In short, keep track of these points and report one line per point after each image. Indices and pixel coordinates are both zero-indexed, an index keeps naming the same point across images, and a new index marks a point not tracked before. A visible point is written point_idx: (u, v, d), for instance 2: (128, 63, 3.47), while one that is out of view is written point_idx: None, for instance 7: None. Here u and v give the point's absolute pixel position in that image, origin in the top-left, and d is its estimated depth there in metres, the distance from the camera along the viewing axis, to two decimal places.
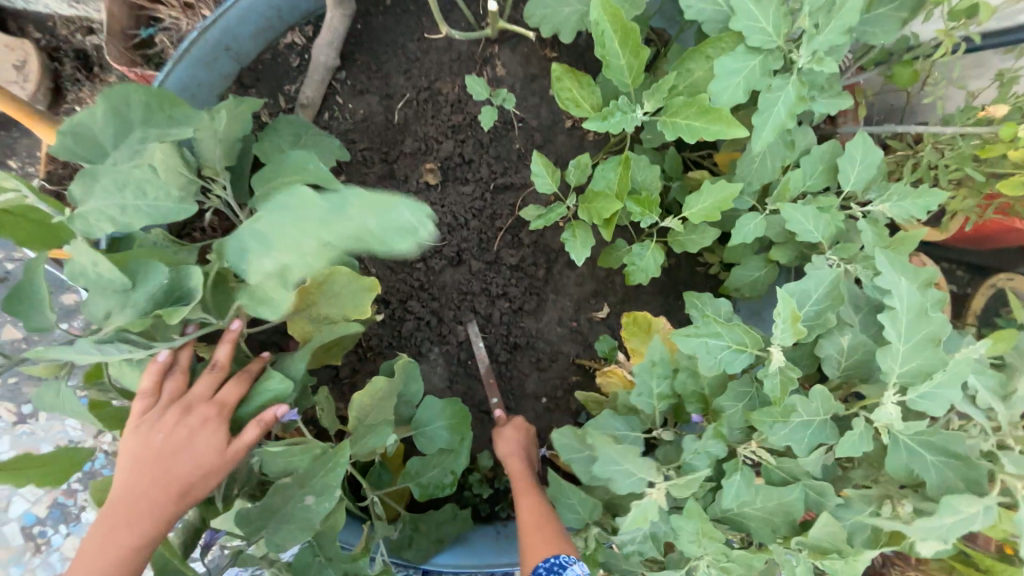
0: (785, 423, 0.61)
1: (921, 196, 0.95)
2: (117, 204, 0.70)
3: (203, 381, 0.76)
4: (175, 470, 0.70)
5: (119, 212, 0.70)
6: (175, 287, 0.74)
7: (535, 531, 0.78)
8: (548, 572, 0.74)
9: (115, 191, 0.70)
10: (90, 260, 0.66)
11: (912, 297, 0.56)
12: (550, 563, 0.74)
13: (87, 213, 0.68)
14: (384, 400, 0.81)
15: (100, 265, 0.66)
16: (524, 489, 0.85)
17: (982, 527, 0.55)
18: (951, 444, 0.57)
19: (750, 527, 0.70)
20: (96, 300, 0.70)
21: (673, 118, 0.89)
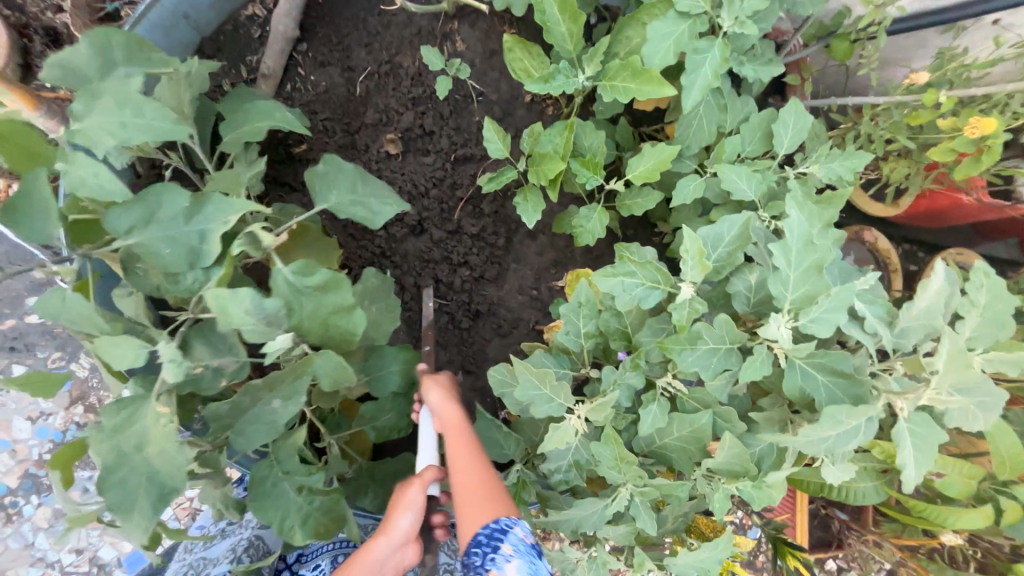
0: (692, 348, 0.66)
1: (849, 158, 1.01)
2: (120, 122, 0.59)
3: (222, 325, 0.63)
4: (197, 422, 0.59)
5: (118, 128, 0.59)
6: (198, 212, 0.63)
7: (473, 497, 0.71)
8: (487, 537, 0.69)
9: (115, 109, 0.59)
10: (91, 169, 0.57)
11: (800, 227, 0.61)
12: (489, 528, 0.69)
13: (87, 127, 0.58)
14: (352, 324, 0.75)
15: (105, 180, 0.58)
16: (463, 445, 0.75)
17: (862, 441, 0.62)
18: (837, 363, 0.63)
19: (671, 457, 0.76)
20: (122, 220, 0.61)
21: (612, 81, 0.94)
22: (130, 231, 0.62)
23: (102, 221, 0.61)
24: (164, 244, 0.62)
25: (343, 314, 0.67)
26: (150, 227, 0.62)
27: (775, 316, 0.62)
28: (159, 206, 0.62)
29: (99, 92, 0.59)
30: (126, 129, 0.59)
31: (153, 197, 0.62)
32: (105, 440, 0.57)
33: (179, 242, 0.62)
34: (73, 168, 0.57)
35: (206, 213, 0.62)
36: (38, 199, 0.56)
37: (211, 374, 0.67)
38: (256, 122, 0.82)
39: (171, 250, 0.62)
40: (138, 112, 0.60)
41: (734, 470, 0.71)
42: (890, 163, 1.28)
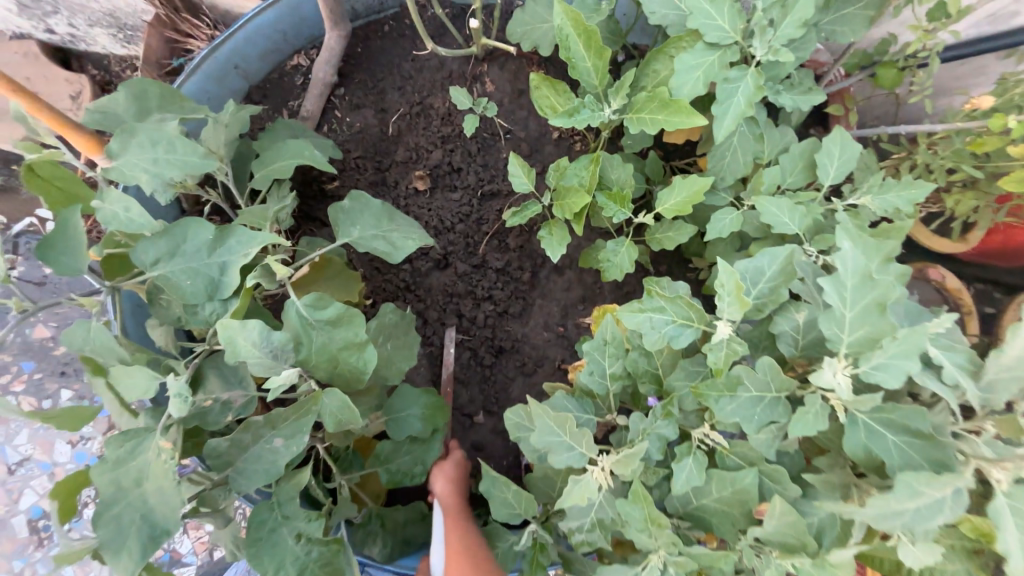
0: (730, 397, 0.58)
1: (907, 189, 0.92)
2: (153, 159, 0.63)
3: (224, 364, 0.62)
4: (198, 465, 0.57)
5: (151, 165, 0.63)
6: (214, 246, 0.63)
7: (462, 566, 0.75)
8: None
9: (149, 147, 0.63)
10: (123, 204, 0.59)
11: (853, 260, 0.54)
12: None
13: (123, 165, 0.62)
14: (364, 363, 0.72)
15: (135, 216, 0.59)
16: (454, 526, 0.80)
17: (950, 517, 0.50)
18: (912, 421, 0.53)
19: (712, 523, 0.66)
20: (148, 252, 0.62)
21: (638, 114, 0.91)
22: (155, 264, 0.62)
23: (129, 254, 0.61)
24: (186, 277, 0.62)
25: (353, 350, 0.65)
26: (174, 260, 0.62)
27: (830, 360, 0.55)
28: (184, 239, 0.62)
29: (136, 132, 0.63)
30: (158, 165, 0.63)
31: (179, 230, 0.62)
32: (106, 472, 0.55)
33: (200, 275, 0.62)
34: (106, 203, 0.59)
35: (228, 245, 0.62)
36: (72, 234, 0.58)
37: (220, 408, 0.65)
38: (288, 158, 0.85)
39: (192, 282, 0.62)
40: (171, 149, 0.63)
41: (789, 544, 0.60)
42: (953, 194, 1.16)
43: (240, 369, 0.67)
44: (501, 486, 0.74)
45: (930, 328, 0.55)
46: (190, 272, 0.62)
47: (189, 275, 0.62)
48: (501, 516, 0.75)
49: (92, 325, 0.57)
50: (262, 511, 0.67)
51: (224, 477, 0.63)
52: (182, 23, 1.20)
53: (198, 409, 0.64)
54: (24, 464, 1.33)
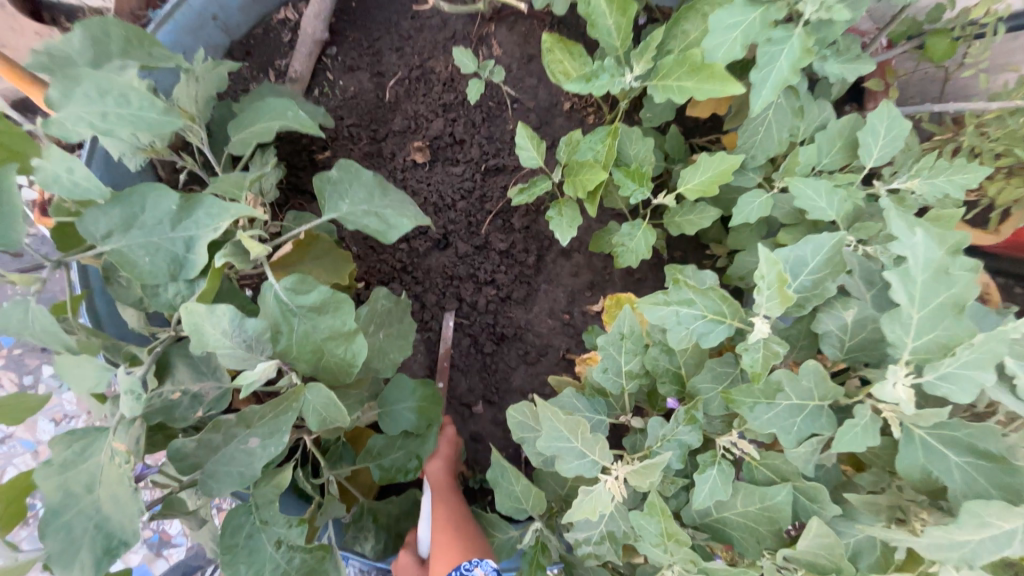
0: (767, 404, 0.51)
1: (958, 173, 0.82)
2: (98, 112, 0.52)
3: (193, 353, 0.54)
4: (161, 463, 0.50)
5: (97, 119, 0.52)
6: (179, 218, 0.54)
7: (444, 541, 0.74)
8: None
9: (97, 97, 0.53)
10: (64, 164, 0.50)
11: (927, 254, 0.46)
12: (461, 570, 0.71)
13: (64, 118, 0.52)
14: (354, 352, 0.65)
15: (77, 179, 0.50)
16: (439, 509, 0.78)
17: (1020, 551, 0.44)
18: (979, 440, 0.46)
19: (734, 538, 0.60)
20: (98, 224, 0.52)
21: (664, 81, 0.81)
22: (107, 237, 0.53)
23: (76, 224, 0.52)
24: (143, 253, 0.53)
25: (340, 341, 0.56)
26: (130, 234, 0.53)
27: (891, 367, 0.47)
28: (141, 209, 0.53)
29: (79, 79, 0.52)
30: (105, 120, 0.52)
31: (136, 198, 0.53)
32: (53, 476, 0.48)
33: (161, 251, 0.53)
34: (45, 162, 0.50)
35: (194, 218, 0.54)
36: (5, 198, 0.49)
37: (188, 402, 0.57)
38: (268, 121, 0.75)
39: (151, 259, 0.53)
40: (122, 101, 0.53)
41: (818, 564, 0.55)
42: (997, 182, 1.07)
43: (211, 359, 0.59)
44: (502, 486, 0.68)
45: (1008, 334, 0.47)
46: (150, 248, 0.53)
47: (148, 252, 0.53)
48: (503, 511, 0.69)
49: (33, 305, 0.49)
50: (237, 513, 0.61)
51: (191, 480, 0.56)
52: None
53: (163, 403, 0.57)
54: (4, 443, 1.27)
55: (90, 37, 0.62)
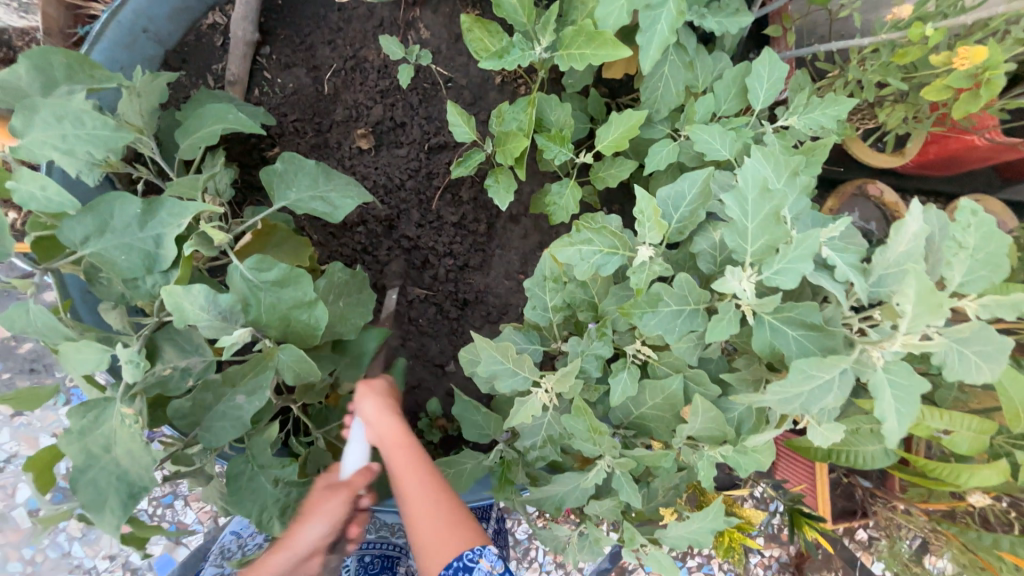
0: (652, 312, 0.63)
1: (832, 106, 0.95)
2: (61, 136, 0.62)
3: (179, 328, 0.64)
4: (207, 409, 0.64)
5: (60, 140, 0.62)
6: (146, 221, 0.63)
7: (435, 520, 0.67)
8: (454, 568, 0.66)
9: (54, 122, 0.61)
10: (38, 184, 0.58)
11: (754, 176, 0.58)
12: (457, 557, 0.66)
13: (29, 142, 0.61)
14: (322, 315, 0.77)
15: (51, 194, 0.58)
16: (416, 461, 0.71)
17: (838, 393, 0.58)
18: (807, 315, 0.59)
19: (651, 428, 0.74)
20: (75, 231, 0.61)
21: (568, 50, 0.91)
22: (84, 242, 0.62)
23: (55, 233, 0.61)
24: (119, 252, 0.62)
25: (304, 308, 0.67)
26: (104, 237, 0.62)
27: (736, 270, 0.60)
28: (111, 215, 0.62)
29: (36, 108, 0.60)
30: (67, 142, 0.62)
31: (104, 207, 0.62)
32: (75, 442, 0.58)
33: (135, 249, 0.63)
34: (20, 183, 0.58)
35: (159, 218, 0.63)
36: None
37: (179, 374, 0.67)
38: (210, 126, 0.83)
39: (127, 258, 0.63)
40: (78, 123, 0.62)
41: (713, 435, 0.70)
42: (884, 108, 1.20)
43: (195, 337, 0.69)
44: (465, 417, 0.81)
45: (825, 233, 0.60)
46: (126, 248, 0.63)
47: (123, 251, 0.62)
48: (470, 439, 0.82)
49: (32, 305, 0.58)
50: (236, 463, 0.72)
51: (193, 436, 0.66)
52: None
53: (158, 379, 0.66)
54: (12, 460, 1.37)
55: (36, 68, 0.69)
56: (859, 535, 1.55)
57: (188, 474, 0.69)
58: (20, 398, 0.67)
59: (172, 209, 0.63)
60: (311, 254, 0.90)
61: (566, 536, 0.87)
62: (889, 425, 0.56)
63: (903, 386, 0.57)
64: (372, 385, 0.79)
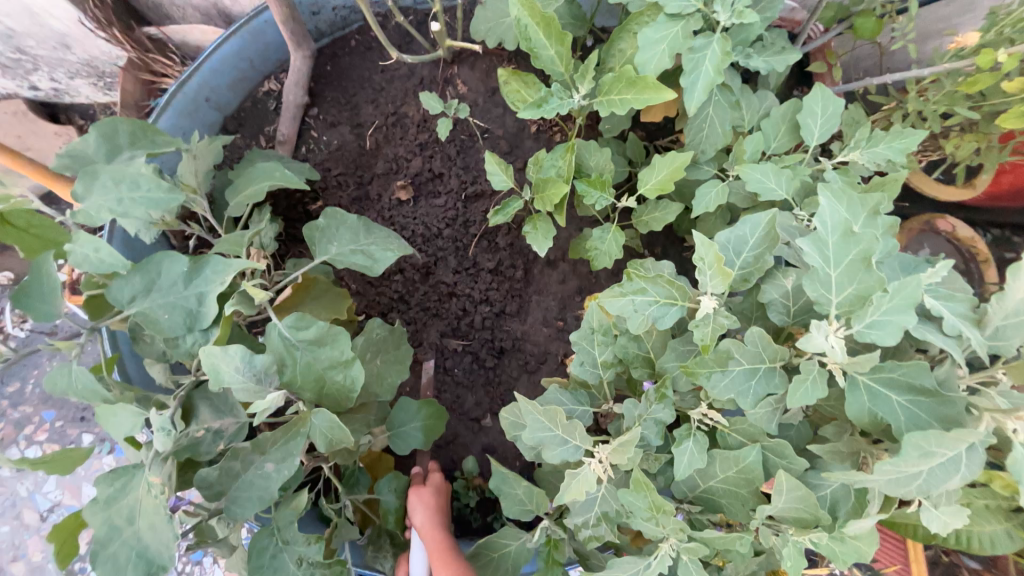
0: (722, 372, 0.56)
1: (898, 139, 0.87)
2: (116, 199, 0.66)
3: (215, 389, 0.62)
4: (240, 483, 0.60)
5: (115, 203, 0.66)
6: (191, 279, 0.63)
7: None
8: None
9: (112, 185, 0.66)
10: (91, 246, 0.60)
11: (835, 217, 0.52)
12: None
13: (87, 206, 0.65)
14: None
15: (103, 256, 0.60)
16: (443, 567, 0.74)
17: (964, 477, 0.48)
18: (915, 377, 0.50)
19: (724, 505, 0.64)
20: (124, 291, 0.62)
21: (608, 96, 0.89)
22: (131, 301, 0.63)
23: (104, 294, 0.62)
24: (163, 311, 0.62)
25: (339, 368, 0.64)
26: (151, 295, 0.62)
27: (820, 323, 0.52)
28: (159, 274, 0.63)
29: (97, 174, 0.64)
30: (122, 205, 0.66)
31: (153, 265, 0.63)
32: (98, 512, 0.55)
33: (178, 308, 0.63)
34: (76, 245, 0.60)
35: (203, 276, 0.63)
36: (45, 280, 0.63)
37: (211, 437, 0.65)
38: (258, 183, 0.86)
39: (170, 316, 0.62)
40: (135, 187, 0.67)
41: (801, 518, 0.59)
42: (952, 139, 1.11)
43: (229, 398, 0.67)
44: (507, 485, 0.73)
45: (925, 281, 0.52)
46: (172, 306, 0.63)
47: (165, 311, 0.62)
48: (511, 514, 0.74)
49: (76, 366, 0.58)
50: (259, 538, 0.66)
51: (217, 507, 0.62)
52: (155, 65, 1.25)
53: (189, 441, 0.64)
54: (54, 509, 1.39)
55: (104, 136, 0.73)
56: None
57: (209, 547, 0.65)
58: (52, 461, 0.65)
59: (214, 267, 0.63)
60: (349, 304, 0.89)
61: None
62: None
63: None
64: (422, 490, 0.85)
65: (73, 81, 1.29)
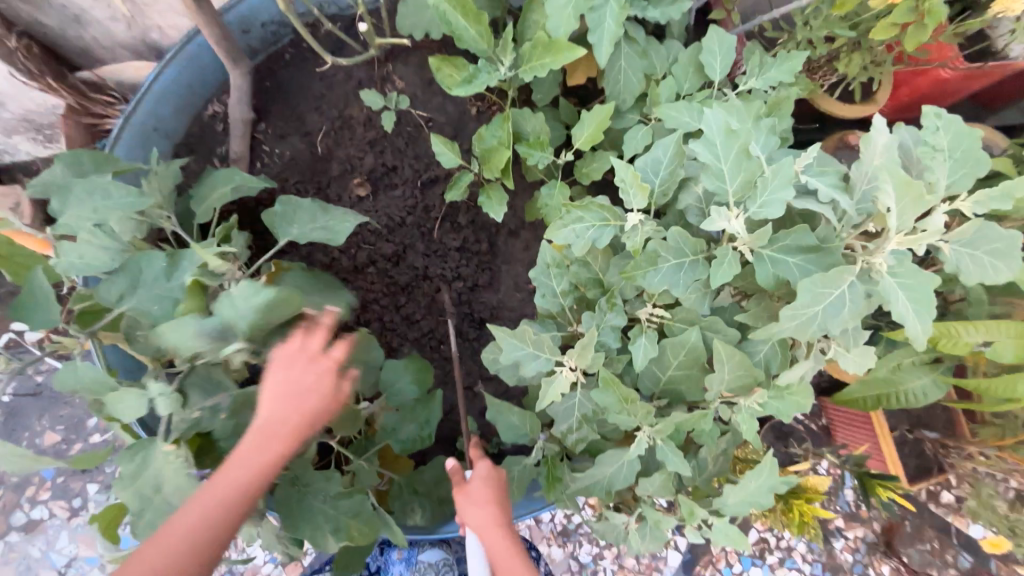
0: (655, 269, 0.66)
1: (787, 63, 1.00)
2: (93, 209, 0.75)
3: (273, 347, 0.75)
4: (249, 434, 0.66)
5: (92, 213, 0.75)
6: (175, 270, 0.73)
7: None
8: None
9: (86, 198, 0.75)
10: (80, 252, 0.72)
11: (720, 123, 0.62)
12: None
13: (69, 219, 0.74)
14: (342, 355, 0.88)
15: (91, 260, 0.73)
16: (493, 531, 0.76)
17: (853, 308, 0.59)
18: (802, 240, 0.61)
19: (683, 390, 0.75)
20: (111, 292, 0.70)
21: (530, 63, 0.99)
22: (119, 299, 0.71)
23: (93, 298, 0.70)
24: (153, 303, 0.72)
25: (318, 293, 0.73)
26: (139, 293, 0.71)
27: (724, 210, 0.63)
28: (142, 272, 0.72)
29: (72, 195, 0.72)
30: (99, 213, 0.75)
31: (135, 264, 0.71)
32: (127, 488, 0.67)
33: (166, 298, 0.72)
34: (62, 256, 0.72)
35: (184, 267, 0.73)
36: (39, 294, 0.70)
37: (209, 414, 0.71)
38: (220, 189, 0.92)
39: (161, 306, 0.72)
40: (106, 197, 0.76)
41: (745, 384, 0.70)
42: (842, 59, 1.24)
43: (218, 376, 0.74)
44: (500, 416, 0.82)
45: (800, 164, 0.64)
46: (163, 296, 0.72)
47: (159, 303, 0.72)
48: (509, 439, 0.83)
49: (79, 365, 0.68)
50: (282, 490, 0.80)
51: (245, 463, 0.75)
52: (94, 106, 1.29)
53: (194, 419, 0.74)
54: (72, 563, 1.39)
55: (68, 165, 0.79)
56: (944, 499, 1.48)
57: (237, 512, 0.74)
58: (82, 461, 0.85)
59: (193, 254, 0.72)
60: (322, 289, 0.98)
61: (624, 524, 0.86)
62: (909, 326, 0.57)
63: (914, 287, 0.58)
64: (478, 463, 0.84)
65: (12, 137, 1.30)
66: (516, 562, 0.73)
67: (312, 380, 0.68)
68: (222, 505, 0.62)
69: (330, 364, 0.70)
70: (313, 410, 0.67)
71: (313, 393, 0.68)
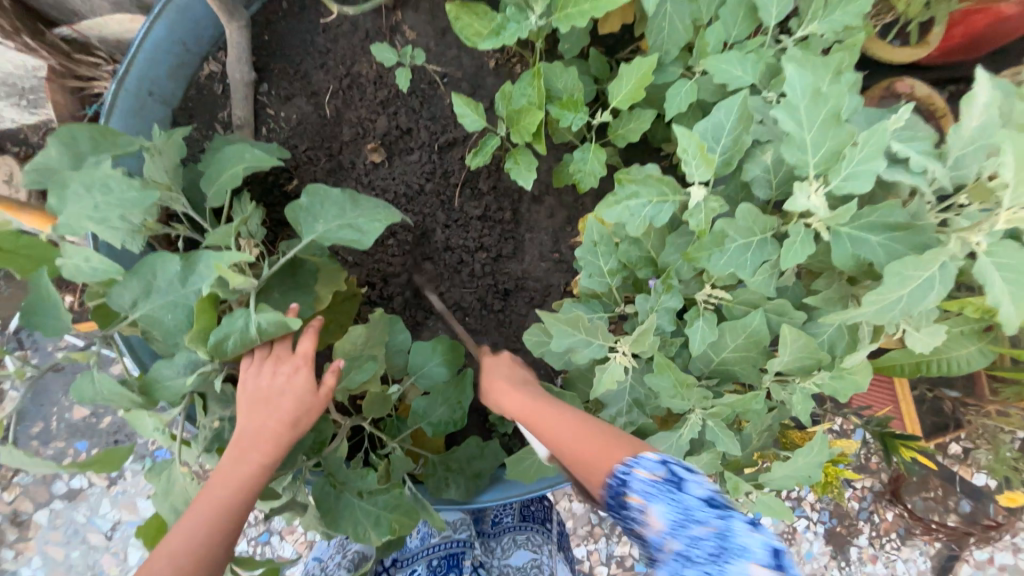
0: (721, 250, 0.61)
1: (853, 3, 0.88)
2: (93, 205, 0.69)
3: (282, 341, 0.78)
4: (262, 432, 0.71)
5: (95, 211, 0.70)
6: (190, 275, 0.71)
7: (586, 457, 0.65)
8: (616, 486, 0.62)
9: (88, 194, 0.69)
10: (83, 256, 0.67)
11: (804, 84, 0.55)
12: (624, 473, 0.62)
13: (69, 219, 0.69)
14: (370, 341, 0.85)
15: (97, 265, 0.68)
16: (550, 419, 0.69)
17: (943, 290, 0.54)
18: (890, 216, 0.56)
19: (736, 372, 0.72)
20: (126, 297, 0.70)
21: (564, 11, 0.88)
22: (134, 305, 0.71)
23: (107, 301, 0.70)
24: (166, 312, 0.72)
25: None
26: (151, 298, 0.71)
27: (803, 185, 0.57)
28: (154, 276, 0.70)
29: (71, 186, 0.68)
30: (100, 211, 0.70)
31: (147, 269, 0.70)
32: (165, 501, 0.75)
33: (180, 307, 0.72)
34: (67, 259, 0.67)
35: (197, 272, 0.70)
36: (49, 298, 0.68)
37: (230, 425, 0.79)
38: (233, 170, 0.85)
39: (174, 315, 0.72)
40: (109, 192, 0.70)
41: (806, 365, 0.67)
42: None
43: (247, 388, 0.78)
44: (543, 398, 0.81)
45: (891, 129, 0.57)
46: (179, 298, 0.71)
47: (175, 309, 0.71)
48: None
49: (95, 376, 0.71)
50: (321, 488, 0.80)
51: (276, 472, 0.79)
52: (79, 68, 1.17)
53: (212, 432, 0.79)
54: (116, 527, 1.44)
55: (67, 146, 0.72)
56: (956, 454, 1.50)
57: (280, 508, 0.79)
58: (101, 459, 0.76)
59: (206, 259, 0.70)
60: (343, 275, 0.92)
61: None
62: (1004, 311, 0.53)
63: (1011, 268, 0.54)
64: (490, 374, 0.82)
65: None
66: (584, 431, 0.67)
67: (285, 380, 0.74)
68: (221, 507, 0.68)
69: (301, 361, 0.75)
70: (291, 409, 0.72)
71: (288, 393, 0.73)
